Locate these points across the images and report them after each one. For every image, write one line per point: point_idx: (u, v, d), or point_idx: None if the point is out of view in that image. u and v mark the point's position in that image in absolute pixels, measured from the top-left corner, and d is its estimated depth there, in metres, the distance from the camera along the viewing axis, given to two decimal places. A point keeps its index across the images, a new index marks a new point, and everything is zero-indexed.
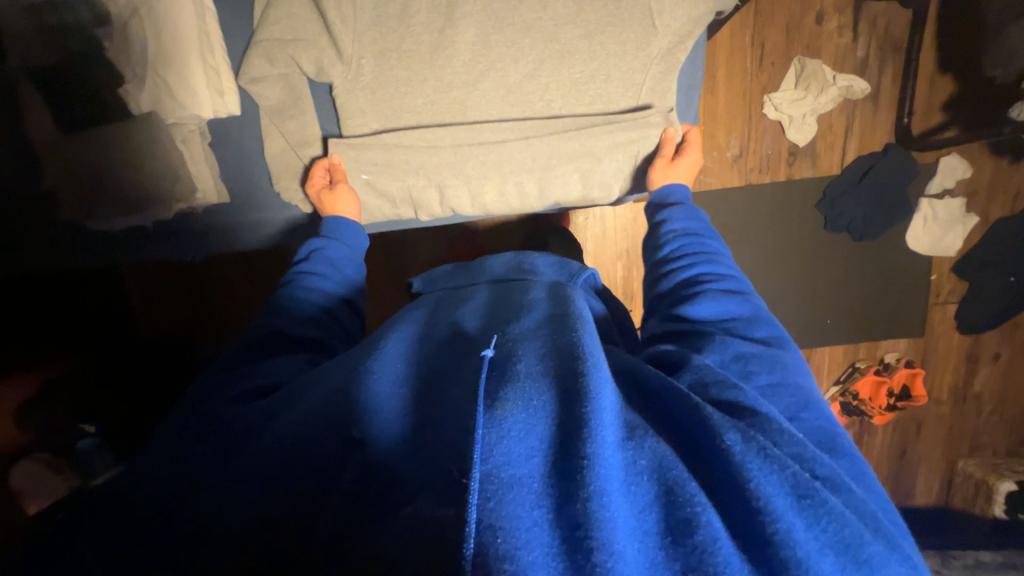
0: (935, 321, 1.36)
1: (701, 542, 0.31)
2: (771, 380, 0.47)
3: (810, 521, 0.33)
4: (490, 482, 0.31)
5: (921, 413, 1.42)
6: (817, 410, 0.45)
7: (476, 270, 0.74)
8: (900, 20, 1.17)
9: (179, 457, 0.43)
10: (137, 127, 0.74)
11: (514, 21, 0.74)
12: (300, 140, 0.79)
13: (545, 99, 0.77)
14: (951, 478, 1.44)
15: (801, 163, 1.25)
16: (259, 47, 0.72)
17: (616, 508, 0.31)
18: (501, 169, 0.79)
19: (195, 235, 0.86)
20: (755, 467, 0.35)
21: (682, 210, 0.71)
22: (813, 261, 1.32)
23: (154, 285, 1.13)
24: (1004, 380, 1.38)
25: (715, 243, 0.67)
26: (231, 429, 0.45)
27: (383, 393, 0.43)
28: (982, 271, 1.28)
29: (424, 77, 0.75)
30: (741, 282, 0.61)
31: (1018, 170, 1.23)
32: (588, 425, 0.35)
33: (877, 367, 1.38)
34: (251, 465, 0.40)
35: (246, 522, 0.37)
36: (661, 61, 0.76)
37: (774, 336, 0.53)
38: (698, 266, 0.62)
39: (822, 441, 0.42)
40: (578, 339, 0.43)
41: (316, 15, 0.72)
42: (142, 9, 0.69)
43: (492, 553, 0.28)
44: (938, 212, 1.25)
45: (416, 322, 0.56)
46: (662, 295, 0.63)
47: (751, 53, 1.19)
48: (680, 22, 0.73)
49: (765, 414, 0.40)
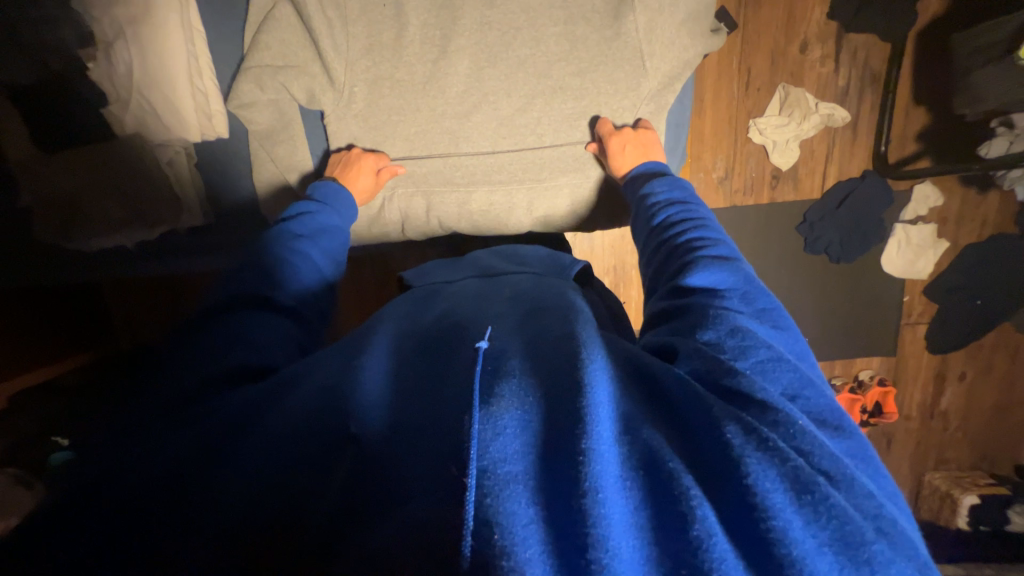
0: (906, 340, 1.41)
1: (697, 538, 0.31)
2: (769, 355, 0.44)
3: (808, 518, 0.32)
4: (486, 478, 0.33)
5: (890, 429, 1.47)
6: (821, 390, 0.44)
7: (464, 262, 0.77)
8: (879, 53, 1.21)
9: (167, 449, 0.41)
10: (117, 146, 0.72)
11: (507, 55, 0.74)
12: (288, 165, 0.78)
13: (536, 133, 0.78)
14: (918, 490, 1.50)
15: (783, 186, 1.29)
16: (249, 73, 0.71)
17: (611, 506, 0.32)
18: (489, 180, 0.80)
19: (176, 250, 0.85)
20: (753, 461, 0.34)
21: (664, 181, 0.70)
22: (793, 282, 1.36)
23: (128, 298, 1.15)
24: (969, 399, 1.45)
25: (702, 210, 0.65)
26: (229, 416, 0.44)
27: (370, 388, 0.44)
28: (950, 294, 1.34)
29: (417, 107, 0.75)
30: (733, 248, 0.59)
31: (986, 200, 1.29)
32: (586, 418, 0.36)
33: (852, 384, 1.43)
34: (245, 461, 0.40)
35: (254, 519, 0.36)
36: (651, 101, 0.77)
37: (768, 305, 0.51)
38: (689, 236, 0.61)
39: (830, 421, 0.41)
40: (575, 330, 0.45)
41: (308, 42, 0.71)
42: (128, 29, 0.67)
43: (491, 550, 0.29)
44: (911, 237, 1.30)
45: (407, 318, 0.57)
46: (659, 271, 0.61)
47: (737, 78, 1.22)
48: (668, 65, 0.75)
49: (761, 403, 0.39)
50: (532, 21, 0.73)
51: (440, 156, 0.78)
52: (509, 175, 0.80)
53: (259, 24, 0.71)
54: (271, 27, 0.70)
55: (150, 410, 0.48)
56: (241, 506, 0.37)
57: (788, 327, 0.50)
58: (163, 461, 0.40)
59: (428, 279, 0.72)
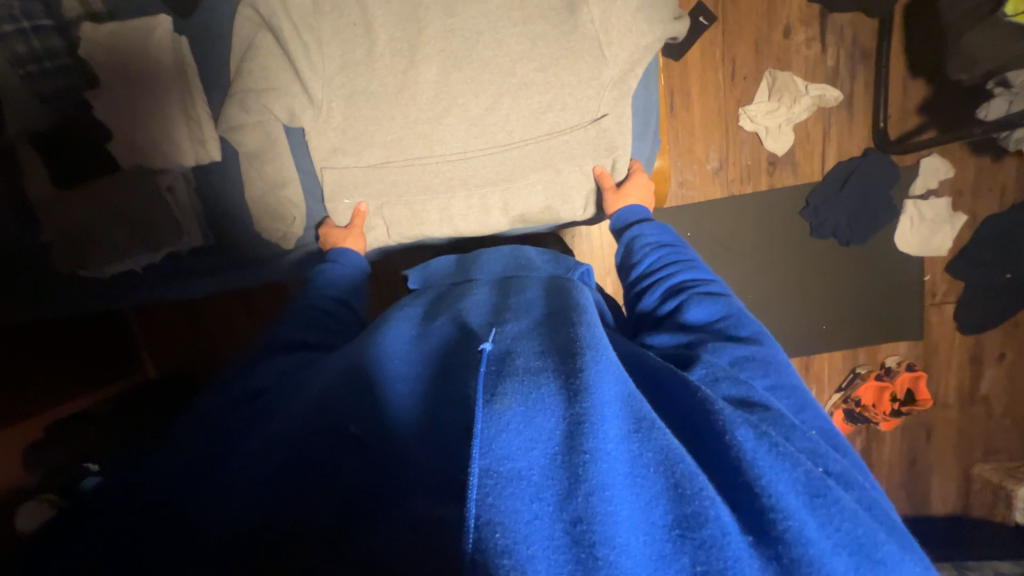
0: (934, 322, 1.33)
1: (711, 538, 0.35)
2: (774, 381, 0.53)
3: (823, 519, 0.37)
4: (489, 477, 0.35)
5: (928, 418, 1.38)
6: (815, 410, 0.52)
7: (472, 267, 0.82)
8: (866, 29, 1.19)
9: (164, 477, 0.49)
10: (122, 177, 0.78)
11: (473, 58, 0.77)
12: (277, 181, 0.81)
13: (507, 129, 0.79)
14: (968, 484, 1.39)
15: (781, 171, 1.26)
16: (236, 98, 0.75)
17: (618, 504, 0.35)
18: (467, 185, 0.82)
19: (177, 274, 0.89)
20: (768, 464, 0.40)
21: (653, 227, 0.80)
22: (804, 268, 1.32)
23: (154, 324, 1.23)
24: (1013, 381, 1.35)
25: (689, 253, 0.75)
26: (229, 428, 0.55)
27: (400, 394, 0.51)
28: (976, 270, 1.27)
29: (393, 116, 0.79)
30: (722, 286, 0.68)
31: (1002, 168, 1.23)
32: (588, 420, 0.39)
33: (878, 371, 1.34)
34: (255, 462, 0.47)
35: (251, 527, 0.42)
36: (613, 88, 0.79)
37: (756, 333, 0.59)
38: (682, 274, 0.70)
39: (834, 442, 0.49)
40: (577, 333, 0.48)
41: (288, 66, 0.76)
42: (125, 69, 0.74)
43: (492, 547, 0.32)
44: (925, 214, 1.25)
45: (417, 324, 0.64)
46: (649, 308, 0.70)
47: (722, 68, 1.22)
48: (630, 51, 0.77)
49: (780, 412, 0.47)
50: (493, 24, 0.76)
51: (419, 162, 0.81)
52: (483, 178, 0.82)
53: (242, 54, 0.76)
54: (253, 56, 0.75)
55: (189, 431, 0.56)
56: (244, 507, 0.44)
57: (775, 349, 0.58)
58: (173, 477, 0.49)
59: (439, 280, 0.82)
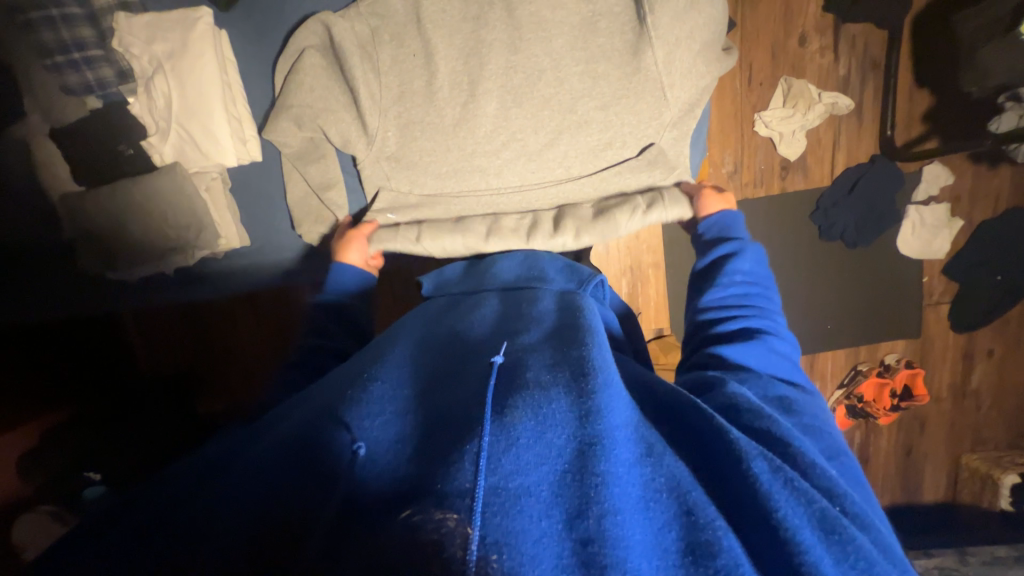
0: (930, 321, 1.40)
1: (725, 565, 0.34)
2: (813, 421, 0.53)
3: (838, 556, 0.38)
4: (496, 494, 0.35)
5: (922, 412, 1.46)
6: (848, 459, 0.50)
7: (484, 275, 0.78)
8: (877, 40, 1.23)
9: (172, 485, 0.43)
10: (158, 177, 0.77)
11: (521, 58, 0.76)
12: (323, 182, 0.82)
13: (544, 129, 0.79)
14: (956, 474, 1.47)
15: (793, 176, 1.30)
16: (288, 111, 0.76)
17: (629, 527, 0.35)
18: (511, 191, 0.83)
19: (194, 279, 0.91)
20: (784, 497, 0.40)
21: (749, 250, 0.73)
22: (813, 269, 1.36)
23: (154, 329, 1.15)
24: (1000, 375, 1.43)
25: (771, 291, 0.71)
26: (234, 438, 0.51)
27: (382, 416, 0.46)
28: (970, 272, 1.34)
29: (440, 117, 0.78)
30: (789, 336, 0.66)
31: (996, 176, 1.30)
32: (600, 441, 0.40)
33: (879, 368, 1.41)
34: (254, 468, 0.43)
35: (250, 535, 0.38)
36: (679, 103, 0.78)
37: (806, 389, 0.59)
38: (759, 312, 0.67)
39: (858, 483, 0.49)
40: (587, 351, 0.49)
41: (338, 77, 0.76)
42: (167, 63, 0.74)
43: (497, 566, 0.31)
44: (925, 218, 1.31)
45: (421, 331, 0.63)
46: (714, 325, 0.67)
47: (739, 74, 1.25)
48: (687, 94, 0.78)
49: (799, 448, 0.45)
50: (538, 22, 0.75)
51: (464, 164, 0.81)
52: (523, 178, 0.82)
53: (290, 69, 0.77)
54: (303, 69, 0.76)
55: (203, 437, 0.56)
56: (247, 507, 0.40)
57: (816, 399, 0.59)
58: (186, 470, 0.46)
59: (449, 287, 0.78)
